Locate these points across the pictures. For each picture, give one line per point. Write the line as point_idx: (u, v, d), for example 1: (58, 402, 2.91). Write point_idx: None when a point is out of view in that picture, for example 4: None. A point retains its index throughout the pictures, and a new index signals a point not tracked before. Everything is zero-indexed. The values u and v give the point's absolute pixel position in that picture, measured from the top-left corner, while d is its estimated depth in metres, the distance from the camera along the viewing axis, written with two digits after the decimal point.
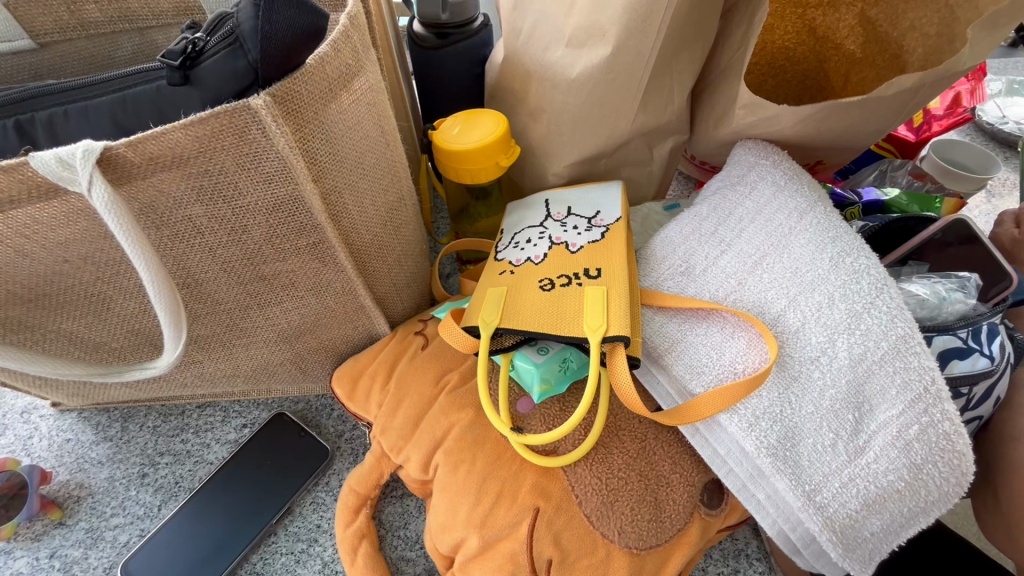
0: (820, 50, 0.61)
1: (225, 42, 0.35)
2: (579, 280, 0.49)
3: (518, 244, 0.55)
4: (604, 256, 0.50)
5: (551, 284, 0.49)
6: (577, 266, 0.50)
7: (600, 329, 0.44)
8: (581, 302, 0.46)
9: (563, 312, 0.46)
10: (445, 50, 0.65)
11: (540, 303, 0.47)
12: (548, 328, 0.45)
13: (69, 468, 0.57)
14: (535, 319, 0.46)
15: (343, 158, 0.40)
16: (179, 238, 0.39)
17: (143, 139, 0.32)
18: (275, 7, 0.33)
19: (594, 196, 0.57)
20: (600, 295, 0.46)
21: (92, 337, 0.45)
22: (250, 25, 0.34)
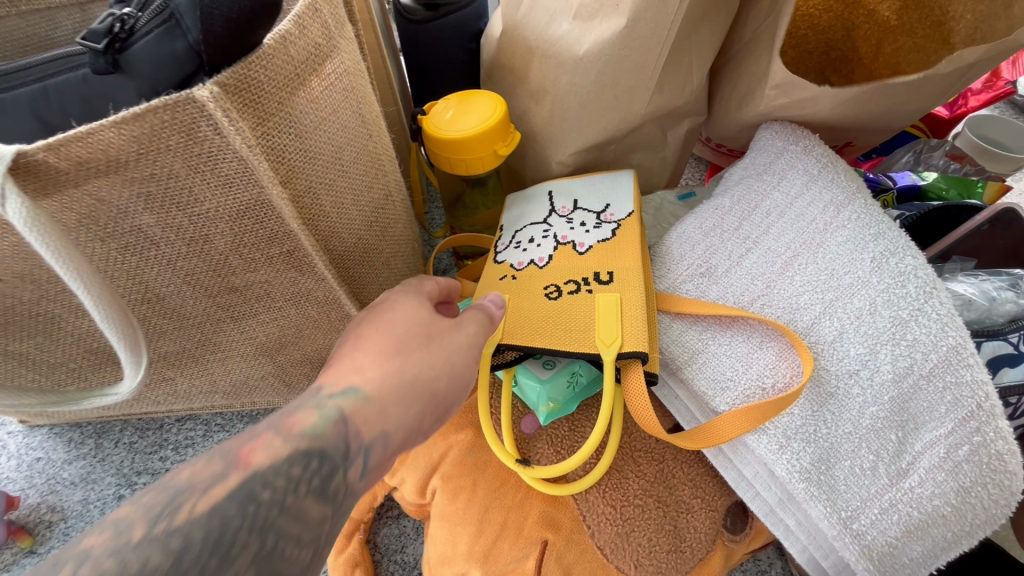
0: (849, 16, 0.54)
1: (159, 19, 0.28)
2: (589, 286, 0.44)
3: (520, 243, 0.49)
4: (616, 257, 0.45)
5: (558, 291, 0.44)
6: (587, 270, 0.45)
7: (615, 344, 0.39)
8: (592, 312, 0.41)
9: (573, 324, 0.41)
10: (435, 23, 0.59)
11: (547, 313, 0.42)
12: (556, 342, 0.40)
13: (39, 490, 0.53)
14: (541, 332, 0.41)
15: (317, 155, 0.35)
16: (130, 251, 0.34)
17: (67, 141, 0.26)
18: None
19: (603, 186, 0.51)
20: (613, 304, 0.41)
21: (45, 359, 0.40)
22: None
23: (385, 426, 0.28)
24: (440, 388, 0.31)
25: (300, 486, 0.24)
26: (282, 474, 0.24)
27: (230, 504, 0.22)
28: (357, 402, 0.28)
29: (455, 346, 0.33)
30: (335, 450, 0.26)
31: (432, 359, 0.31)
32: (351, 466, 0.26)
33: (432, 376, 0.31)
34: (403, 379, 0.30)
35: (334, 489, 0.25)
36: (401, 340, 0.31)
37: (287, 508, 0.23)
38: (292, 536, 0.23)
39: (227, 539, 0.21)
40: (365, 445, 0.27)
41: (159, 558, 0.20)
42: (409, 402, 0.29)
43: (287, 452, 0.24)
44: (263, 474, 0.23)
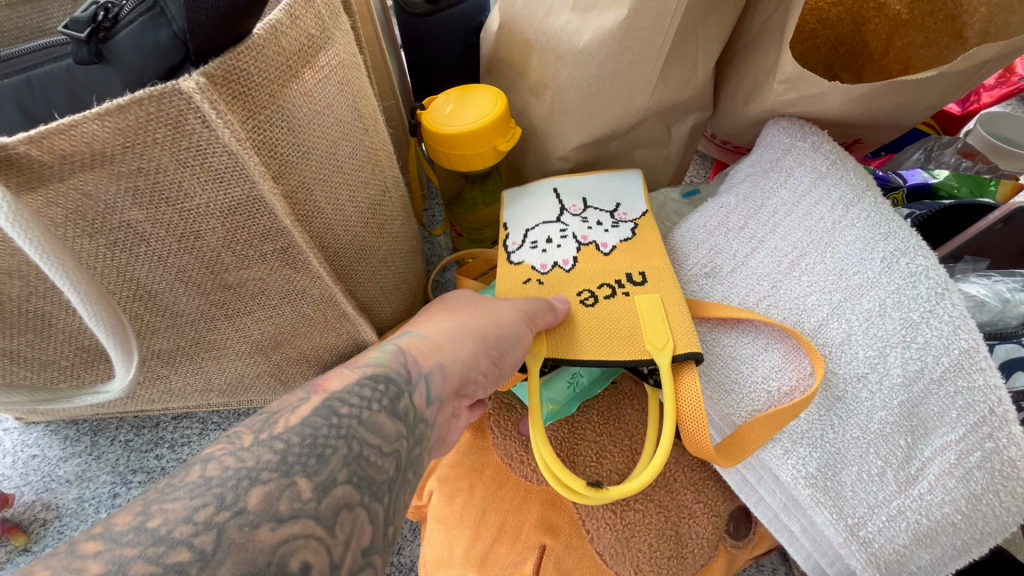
0: (859, 10, 0.52)
1: (144, 7, 0.27)
2: (624, 288, 0.43)
3: (537, 244, 0.48)
4: (643, 257, 0.45)
5: (593, 297, 0.43)
6: (615, 272, 0.44)
7: (668, 347, 0.38)
8: (634, 315, 0.41)
9: (617, 328, 0.41)
10: (434, 16, 0.58)
11: (586, 320, 0.41)
12: (599, 352, 0.40)
13: (35, 487, 0.53)
14: (583, 342, 0.40)
15: (310, 150, 0.34)
16: (119, 247, 0.33)
17: (49, 133, 0.26)
18: None
19: (610, 182, 0.50)
20: (655, 304, 0.41)
21: (37, 356, 0.40)
22: None
23: (440, 359, 0.33)
24: (490, 334, 0.36)
25: (372, 403, 0.28)
26: (355, 395, 0.28)
27: (317, 416, 0.26)
28: (414, 340, 0.34)
29: (500, 306, 0.38)
30: (397, 375, 0.30)
31: (479, 314, 0.37)
32: (415, 390, 0.31)
33: (480, 324, 0.36)
34: (454, 329, 0.36)
35: (403, 409, 0.29)
36: (449, 307, 0.38)
37: (363, 421, 0.27)
38: (375, 444, 0.26)
39: (320, 442, 0.25)
40: (425, 372, 0.32)
41: (268, 455, 0.24)
42: (461, 344, 0.35)
43: (357, 376, 0.29)
44: (339, 394, 0.28)
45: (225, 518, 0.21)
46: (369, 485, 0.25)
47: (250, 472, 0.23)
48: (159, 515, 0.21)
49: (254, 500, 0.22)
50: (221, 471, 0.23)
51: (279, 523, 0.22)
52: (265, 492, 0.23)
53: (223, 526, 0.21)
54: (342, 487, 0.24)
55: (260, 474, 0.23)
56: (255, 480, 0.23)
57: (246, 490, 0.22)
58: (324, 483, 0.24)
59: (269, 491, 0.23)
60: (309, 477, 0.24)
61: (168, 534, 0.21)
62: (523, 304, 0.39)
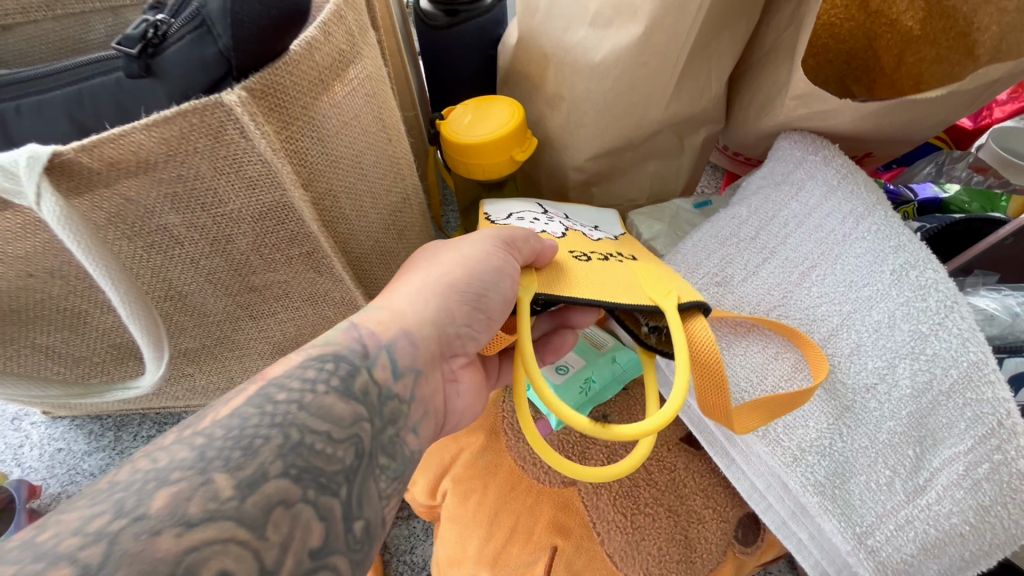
0: (872, 25, 0.53)
1: (191, 25, 0.28)
2: (619, 259, 0.40)
3: (522, 218, 0.44)
4: (631, 248, 0.44)
5: (587, 256, 0.39)
6: (605, 250, 0.42)
7: (674, 294, 0.34)
8: (632, 274, 0.37)
9: (616, 281, 0.36)
10: (453, 29, 0.60)
11: (581, 270, 0.37)
12: (601, 294, 0.34)
13: (60, 480, 0.54)
14: (582, 283, 0.35)
15: (338, 158, 0.35)
16: (156, 249, 0.35)
17: (99, 142, 0.27)
18: None
19: (591, 213, 0.50)
20: (653, 269, 0.38)
21: (71, 352, 0.41)
22: (218, 4, 0.27)
23: (405, 326, 0.30)
24: (460, 283, 0.33)
25: (317, 385, 0.25)
26: (296, 378, 0.25)
27: (249, 405, 0.24)
28: (375, 310, 0.31)
29: (473, 248, 0.34)
30: (350, 352, 0.27)
31: (446, 263, 0.34)
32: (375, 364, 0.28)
33: (447, 277, 0.33)
34: (420, 291, 0.32)
35: (358, 388, 0.26)
36: (424, 261, 0.35)
37: (303, 405, 0.24)
38: (318, 431, 0.23)
39: (248, 434, 0.22)
40: (387, 343, 0.29)
41: (185, 454, 0.21)
42: (433, 304, 0.32)
43: (302, 359, 0.26)
44: (278, 380, 0.25)
45: (122, 526, 0.18)
46: (314, 476, 0.22)
47: (161, 473, 0.20)
48: (51, 529, 0.18)
49: (159, 504, 0.19)
50: (132, 473, 0.20)
51: (187, 529, 0.19)
52: (173, 493, 0.20)
53: (118, 535, 0.18)
54: (276, 482, 0.21)
55: (170, 475, 0.20)
56: (163, 482, 0.20)
57: (150, 494, 0.19)
58: (250, 479, 0.21)
59: (178, 492, 0.20)
60: (231, 473, 0.21)
61: (51, 549, 0.17)
62: (495, 237, 0.34)
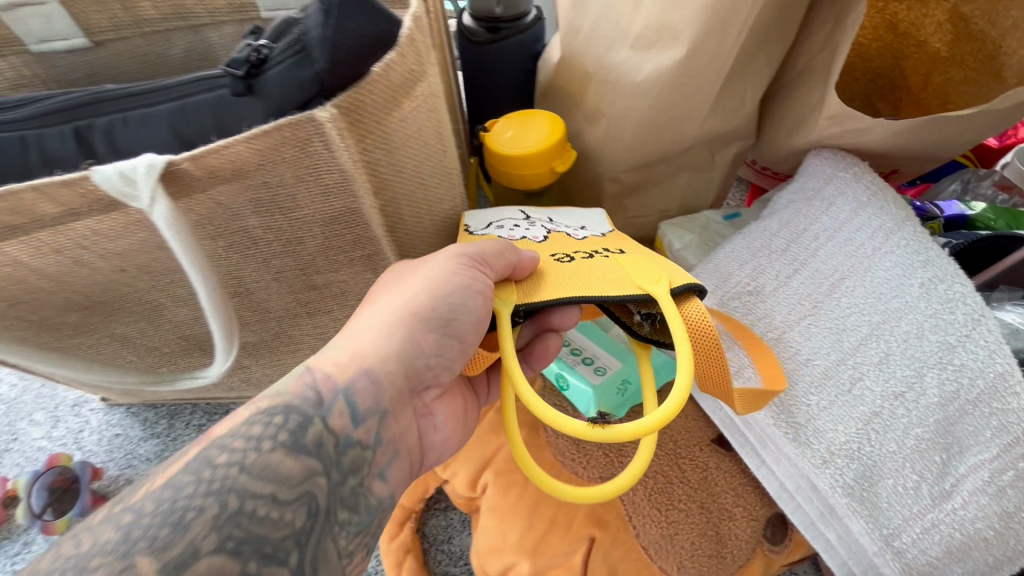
0: (900, 45, 0.55)
1: (293, 50, 0.31)
2: (604, 254, 0.41)
3: (501, 226, 0.46)
4: (617, 244, 0.44)
5: (570, 258, 0.40)
6: (591, 248, 0.43)
7: (664, 279, 0.36)
8: (617, 268, 0.38)
9: (599, 275, 0.37)
10: (495, 45, 0.63)
11: (564, 271, 0.38)
12: (592, 291, 0.36)
13: (119, 463, 0.58)
14: (567, 284, 0.36)
15: (402, 169, 0.38)
16: (234, 248, 0.38)
17: (204, 153, 0.30)
18: (347, 13, 0.31)
19: (580, 214, 0.51)
20: (638, 258, 0.39)
21: (144, 342, 0.45)
22: (318, 33, 0.31)
23: (364, 365, 0.32)
24: (423, 313, 0.34)
25: (262, 443, 0.26)
26: (241, 435, 0.26)
27: (186, 474, 0.24)
28: (331, 353, 0.32)
29: (437, 271, 0.35)
30: (302, 401, 0.28)
31: (408, 297, 0.35)
32: (329, 414, 0.29)
33: (410, 307, 0.34)
34: (380, 329, 0.34)
35: (307, 440, 0.27)
36: (390, 289, 0.36)
37: (245, 466, 0.25)
38: (258, 497, 0.24)
39: (179, 507, 0.23)
40: (345, 385, 0.30)
41: (109, 535, 0.21)
42: (394, 336, 0.33)
43: (250, 414, 0.27)
44: (220, 441, 0.25)
45: None
46: (254, 546, 0.23)
47: (83, 560, 0.20)
48: None
49: None
50: (56, 559, 0.21)
51: None
52: None
53: None
54: (211, 558, 0.22)
55: (90, 562, 0.20)
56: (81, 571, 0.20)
57: None
58: (177, 559, 0.21)
59: None
60: (156, 556, 0.21)
61: None
62: (459, 256, 0.35)
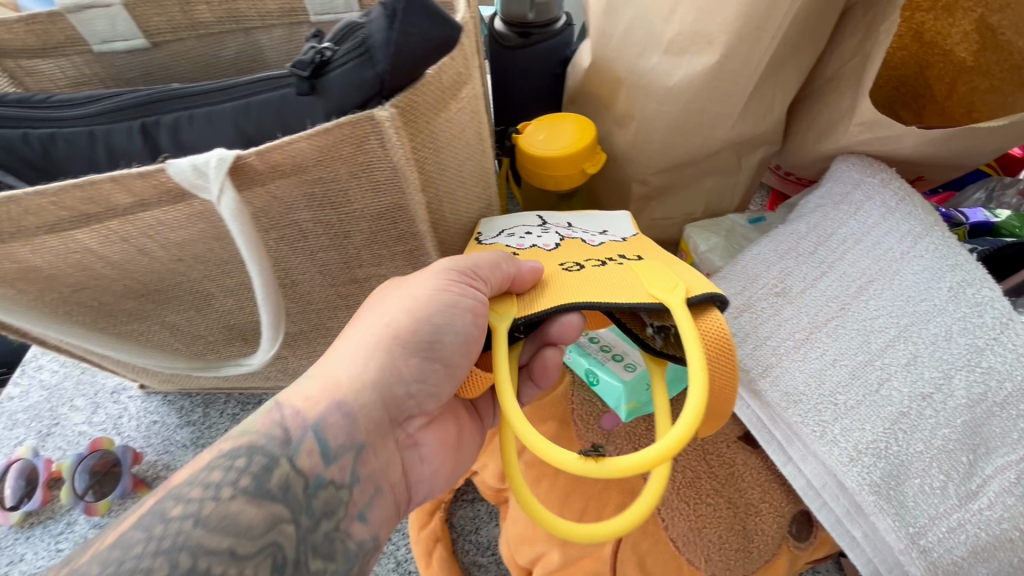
0: (924, 55, 0.55)
1: (357, 52, 0.33)
2: (618, 261, 0.39)
3: (511, 234, 0.45)
4: (636, 249, 0.42)
5: (579, 266, 0.39)
6: (608, 255, 0.41)
7: (680, 288, 0.33)
8: (629, 274, 0.36)
9: (608, 283, 0.36)
10: (526, 50, 0.64)
11: (571, 281, 0.37)
12: (596, 298, 0.34)
13: (156, 449, 0.60)
14: (573, 293, 0.35)
15: (446, 167, 0.40)
16: (285, 241, 0.40)
17: (269, 149, 0.32)
18: (407, 17, 0.32)
19: (603, 218, 0.49)
20: (652, 264, 0.37)
21: (192, 330, 0.47)
22: (382, 36, 0.32)
23: (336, 397, 0.33)
24: (403, 337, 0.35)
25: (220, 491, 0.27)
26: (199, 484, 0.27)
27: (137, 529, 0.25)
28: (303, 387, 0.33)
29: (417, 294, 0.35)
30: (267, 442, 0.30)
31: (387, 322, 0.35)
32: (296, 455, 0.30)
33: (390, 330, 0.35)
34: (358, 357, 0.34)
35: (268, 485, 0.28)
36: (371, 313, 0.36)
37: (199, 520, 0.26)
38: (214, 550, 0.25)
39: (128, 567, 0.23)
40: (315, 419, 0.31)
41: None
42: (370, 364, 0.34)
43: (212, 460, 0.28)
44: (176, 493, 0.26)
45: None
46: None
47: None
48: None
49: None
50: None
51: None
52: None
53: None
54: None
55: None
56: None
57: None
58: None
59: None
60: None
61: None
62: (445, 272, 0.35)
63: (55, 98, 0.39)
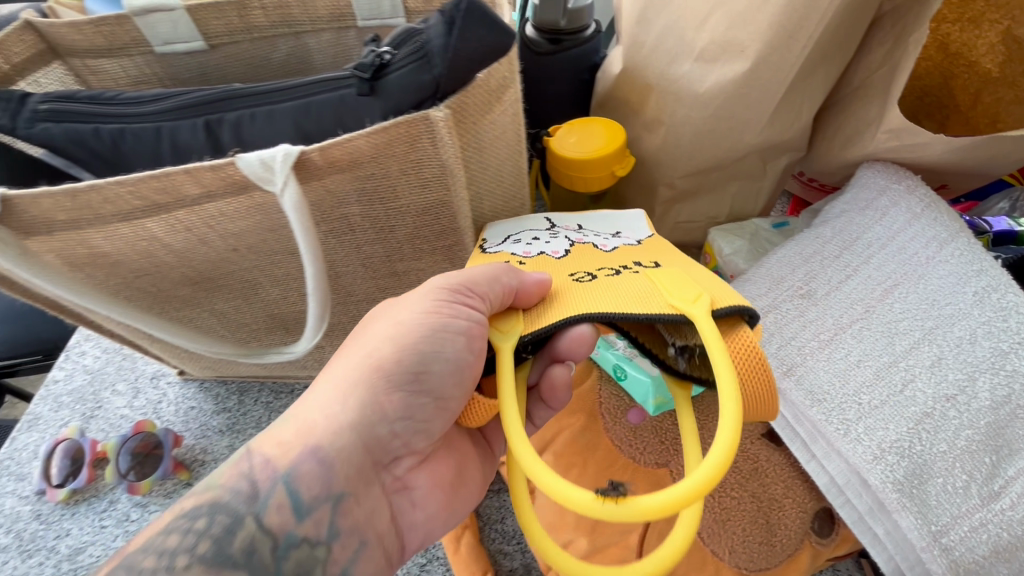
0: (949, 66, 0.55)
1: (416, 56, 0.35)
2: (634, 268, 0.38)
3: (519, 240, 0.43)
4: (651, 254, 0.41)
5: (591, 275, 0.38)
6: (623, 261, 0.40)
7: (704, 298, 0.32)
8: (647, 283, 0.35)
9: (622, 292, 0.34)
10: (556, 56, 0.66)
11: (583, 291, 0.36)
12: (612, 309, 0.33)
13: (194, 433, 0.62)
14: (588, 304, 0.34)
15: (487, 167, 0.41)
16: (333, 234, 0.42)
17: (330, 145, 0.34)
18: (470, 26, 0.34)
19: (616, 219, 0.48)
20: (671, 271, 0.35)
21: (238, 318, 0.49)
22: (441, 42, 0.34)
23: (309, 441, 0.33)
24: (386, 369, 0.35)
25: (176, 558, 0.29)
26: (157, 550, 0.29)
27: None
28: (276, 435, 0.34)
29: (404, 323, 0.36)
30: (233, 500, 0.31)
31: (371, 353, 0.35)
32: (262, 513, 0.31)
33: (373, 362, 0.35)
34: (336, 395, 0.35)
35: (226, 549, 0.30)
36: (357, 345, 0.37)
37: None
38: None
39: None
40: (286, 468, 0.32)
41: None
42: (348, 403, 0.35)
43: (175, 521, 0.30)
44: (132, 560, 0.28)
45: None
46: None
47: None
48: None
49: None
50: None
51: None
52: None
53: None
54: None
55: None
56: None
57: None
58: None
59: None
60: None
61: None
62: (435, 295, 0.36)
63: (124, 96, 0.41)
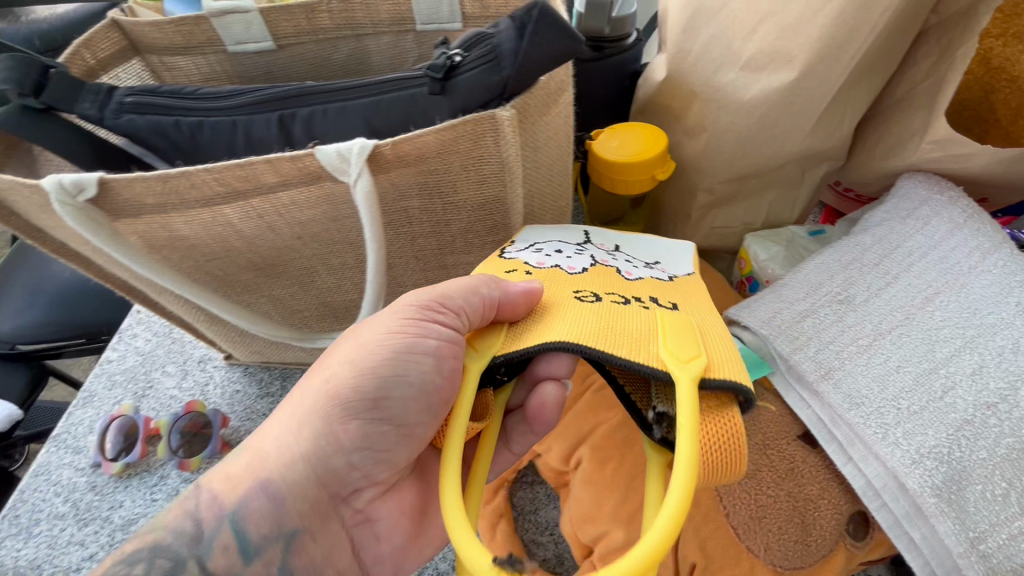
0: (991, 80, 0.55)
1: (485, 59, 0.38)
2: (645, 304, 0.38)
3: (540, 249, 0.43)
4: (671, 293, 0.41)
5: (596, 297, 0.38)
6: (636, 293, 0.39)
7: (696, 363, 0.32)
8: (654, 326, 0.35)
9: (618, 327, 0.34)
10: (600, 62, 0.67)
11: (581, 312, 0.36)
12: (605, 343, 0.32)
13: (240, 415, 0.65)
14: (584, 329, 0.33)
15: (539, 167, 0.43)
16: (391, 226, 0.44)
17: (402, 140, 0.36)
18: (540, 30, 0.36)
19: (659, 247, 0.49)
20: (682, 321, 0.35)
21: (293, 304, 0.51)
22: (510, 46, 0.37)
23: (257, 479, 0.37)
24: (342, 398, 0.38)
25: None
26: None
27: None
28: (228, 473, 0.38)
29: (359, 353, 0.38)
30: (180, 539, 0.36)
31: (327, 384, 0.38)
32: (207, 555, 0.36)
33: (330, 392, 0.38)
34: (292, 428, 0.38)
35: None
36: (319, 375, 0.39)
37: None
38: None
39: None
40: (233, 505, 0.37)
41: None
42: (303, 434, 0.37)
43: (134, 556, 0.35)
44: None
45: None
46: None
47: None
48: None
49: None
50: None
51: None
52: None
53: None
54: None
55: None
56: None
57: None
58: None
59: None
60: None
61: None
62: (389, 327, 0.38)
63: (204, 91, 0.44)
